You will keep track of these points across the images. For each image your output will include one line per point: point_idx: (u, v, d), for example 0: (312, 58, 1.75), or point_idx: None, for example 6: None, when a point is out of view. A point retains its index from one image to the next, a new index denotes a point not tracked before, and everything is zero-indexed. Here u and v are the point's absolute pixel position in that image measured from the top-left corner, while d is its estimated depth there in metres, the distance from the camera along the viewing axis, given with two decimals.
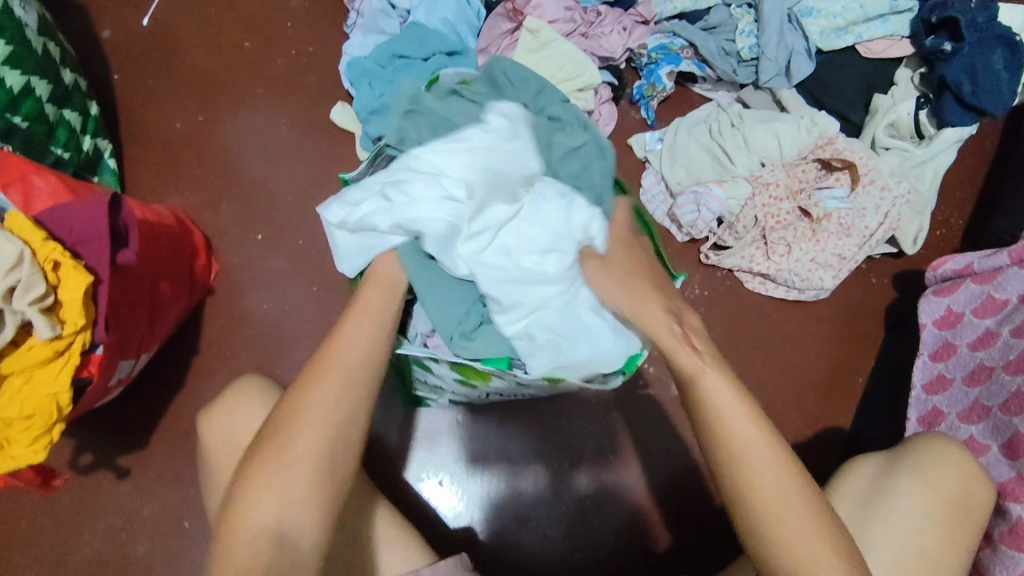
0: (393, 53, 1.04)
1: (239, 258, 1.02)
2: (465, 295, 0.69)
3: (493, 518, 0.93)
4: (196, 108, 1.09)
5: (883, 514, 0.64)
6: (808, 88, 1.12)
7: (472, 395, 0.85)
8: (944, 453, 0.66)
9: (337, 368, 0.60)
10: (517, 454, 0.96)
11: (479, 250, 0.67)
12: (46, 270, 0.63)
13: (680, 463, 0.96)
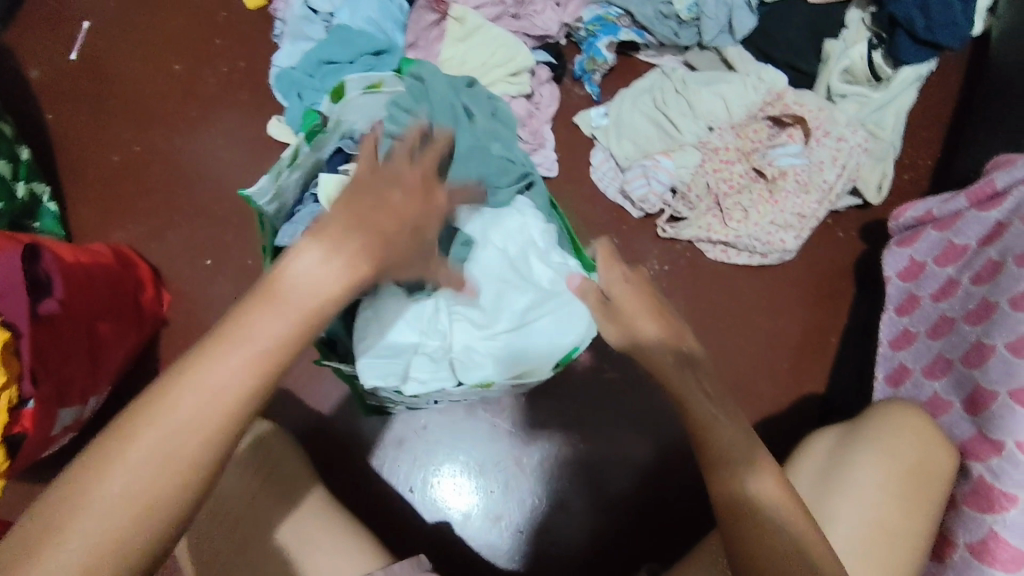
0: (320, 60, 1.02)
1: (191, 286, 1.01)
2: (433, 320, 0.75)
3: (466, 520, 0.92)
4: (131, 138, 1.09)
5: (839, 488, 0.62)
6: (754, 42, 1.07)
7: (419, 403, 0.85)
8: (903, 422, 0.64)
9: (219, 363, 0.41)
10: (487, 453, 0.95)
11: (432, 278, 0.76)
12: None
13: (652, 444, 0.95)
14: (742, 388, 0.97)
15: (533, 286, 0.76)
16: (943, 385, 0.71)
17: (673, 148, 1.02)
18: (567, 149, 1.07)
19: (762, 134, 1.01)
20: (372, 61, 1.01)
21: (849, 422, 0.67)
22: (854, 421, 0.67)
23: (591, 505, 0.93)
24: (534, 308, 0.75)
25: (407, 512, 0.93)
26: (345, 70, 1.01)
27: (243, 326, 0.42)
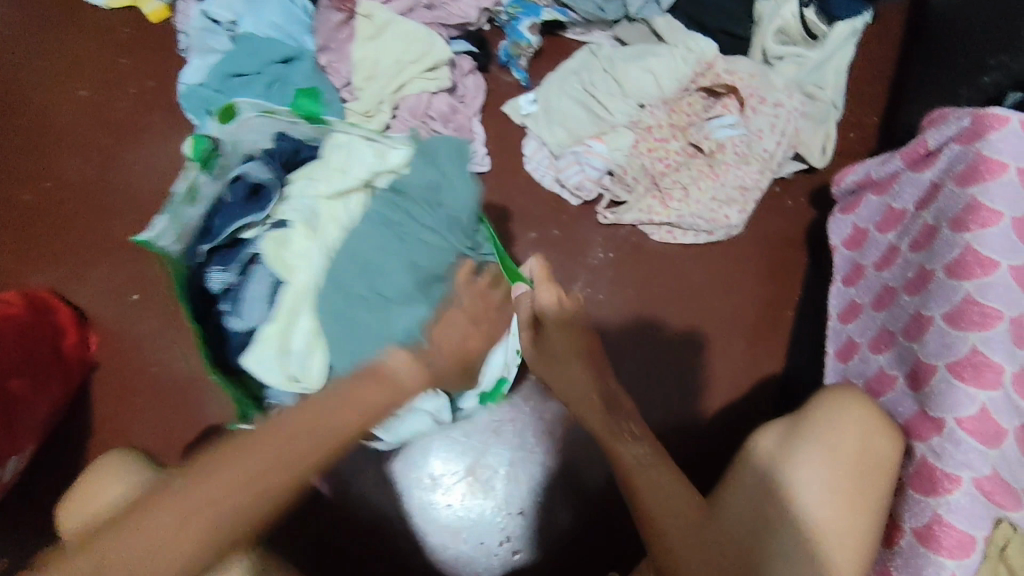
0: (227, 74, 0.96)
1: (117, 325, 0.97)
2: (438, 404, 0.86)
3: (427, 536, 0.90)
4: (41, 174, 1.03)
5: (781, 494, 0.58)
6: (684, 8, 1.01)
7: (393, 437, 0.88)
8: (842, 418, 0.60)
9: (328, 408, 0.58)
10: (444, 464, 0.92)
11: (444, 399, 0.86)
12: None
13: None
14: (698, 375, 0.94)
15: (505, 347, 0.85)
16: (887, 360, 0.70)
17: (607, 131, 0.97)
18: (500, 141, 1.03)
19: (696, 105, 0.97)
20: (281, 70, 0.96)
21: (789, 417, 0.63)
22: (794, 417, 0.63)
23: (555, 510, 0.90)
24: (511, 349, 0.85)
25: (365, 536, 0.90)
26: (253, 82, 0.96)
27: (315, 417, 0.57)
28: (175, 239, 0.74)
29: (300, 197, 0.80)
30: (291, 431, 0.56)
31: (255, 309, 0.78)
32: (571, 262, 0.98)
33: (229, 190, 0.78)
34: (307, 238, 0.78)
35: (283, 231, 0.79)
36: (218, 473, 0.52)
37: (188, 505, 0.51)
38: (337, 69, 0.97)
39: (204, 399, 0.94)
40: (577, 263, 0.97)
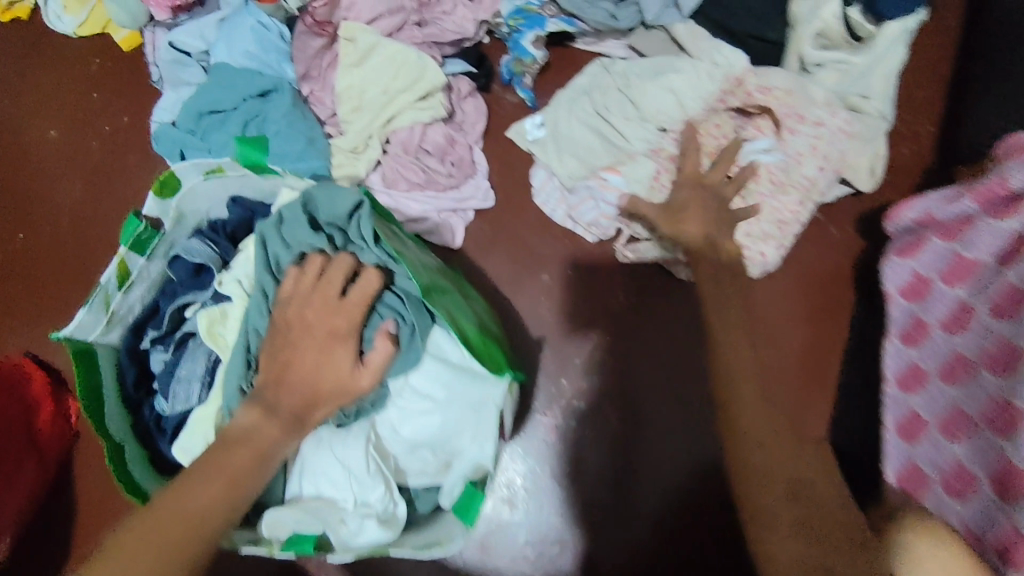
0: (200, 111, 0.87)
1: None
2: (355, 454, 0.65)
3: None
4: (14, 226, 0.96)
5: None
6: (707, 13, 0.88)
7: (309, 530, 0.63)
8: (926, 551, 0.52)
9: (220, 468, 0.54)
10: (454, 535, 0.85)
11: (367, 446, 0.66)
12: None
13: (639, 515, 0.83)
14: None
15: (463, 398, 0.66)
16: (965, 450, 0.62)
17: (625, 161, 0.87)
18: (505, 172, 0.92)
19: (721, 128, 0.86)
20: (258, 105, 0.86)
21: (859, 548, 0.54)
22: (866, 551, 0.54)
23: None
24: (473, 408, 0.66)
25: None
26: (229, 119, 0.87)
27: (181, 494, 0.51)
28: (102, 329, 0.68)
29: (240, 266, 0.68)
30: (174, 501, 0.50)
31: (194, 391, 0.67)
32: (589, 307, 0.88)
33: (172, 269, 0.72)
34: (241, 310, 0.66)
35: (220, 307, 0.67)
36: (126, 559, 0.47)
37: None
38: (321, 100, 0.88)
39: None
40: (594, 308, 0.88)
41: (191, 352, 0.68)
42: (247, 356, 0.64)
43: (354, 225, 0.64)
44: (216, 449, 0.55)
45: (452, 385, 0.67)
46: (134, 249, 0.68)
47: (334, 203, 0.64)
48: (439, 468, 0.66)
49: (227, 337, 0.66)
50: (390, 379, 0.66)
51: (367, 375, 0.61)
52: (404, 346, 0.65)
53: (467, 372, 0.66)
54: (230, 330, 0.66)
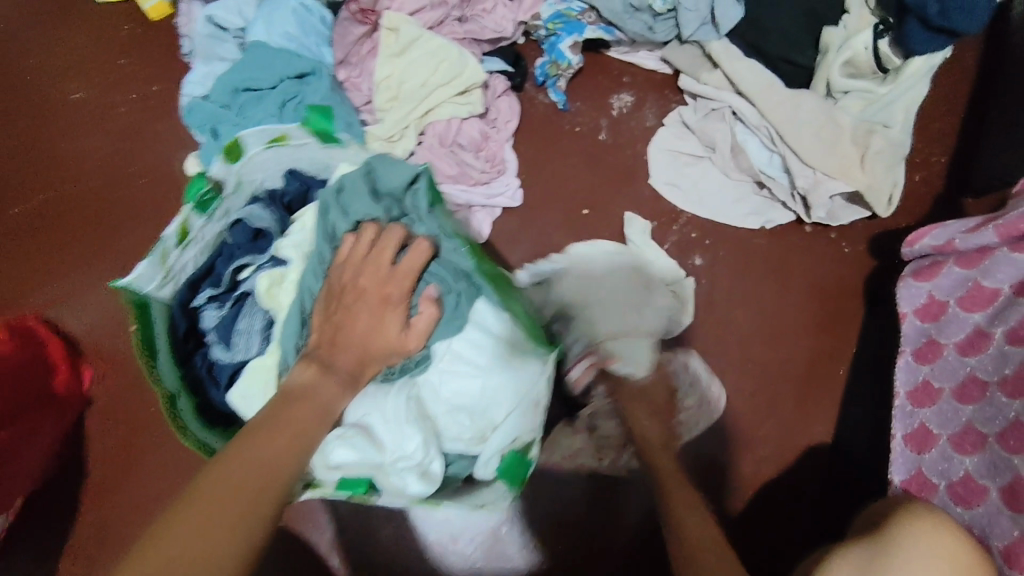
0: (237, 88, 0.87)
1: (114, 358, 0.90)
2: (395, 406, 0.57)
3: None
4: (35, 187, 0.96)
5: None
6: (740, 34, 0.92)
7: (355, 467, 0.54)
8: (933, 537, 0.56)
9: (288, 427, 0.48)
10: None
11: (404, 402, 0.57)
12: None
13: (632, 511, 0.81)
14: (742, 439, 0.86)
15: (515, 366, 0.58)
16: (974, 464, 0.64)
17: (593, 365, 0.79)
18: (535, 170, 0.94)
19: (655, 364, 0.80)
20: (296, 87, 0.86)
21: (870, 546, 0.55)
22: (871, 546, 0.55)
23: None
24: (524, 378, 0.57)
25: None
26: (266, 98, 0.86)
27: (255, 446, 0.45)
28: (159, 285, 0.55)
29: (300, 230, 0.60)
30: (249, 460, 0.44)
31: (252, 344, 0.59)
32: None
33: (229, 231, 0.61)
34: (300, 271, 0.59)
35: (277, 270, 0.59)
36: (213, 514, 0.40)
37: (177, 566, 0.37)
38: (357, 86, 0.88)
39: None
40: None
41: (249, 305, 0.60)
42: (301, 313, 0.57)
43: (410, 197, 0.57)
44: (275, 408, 0.49)
45: (495, 352, 0.58)
46: (195, 208, 0.56)
47: (392, 175, 0.57)
48: (479, 439, 0.58)
49: (276, 306, 0.59)
50: (434, 343, 0.59)
51: (415, 338, 0.55)
52: (449, 311, 0.58)
53: (519, 345, 0.59)
54: (278, 297, 0.59)
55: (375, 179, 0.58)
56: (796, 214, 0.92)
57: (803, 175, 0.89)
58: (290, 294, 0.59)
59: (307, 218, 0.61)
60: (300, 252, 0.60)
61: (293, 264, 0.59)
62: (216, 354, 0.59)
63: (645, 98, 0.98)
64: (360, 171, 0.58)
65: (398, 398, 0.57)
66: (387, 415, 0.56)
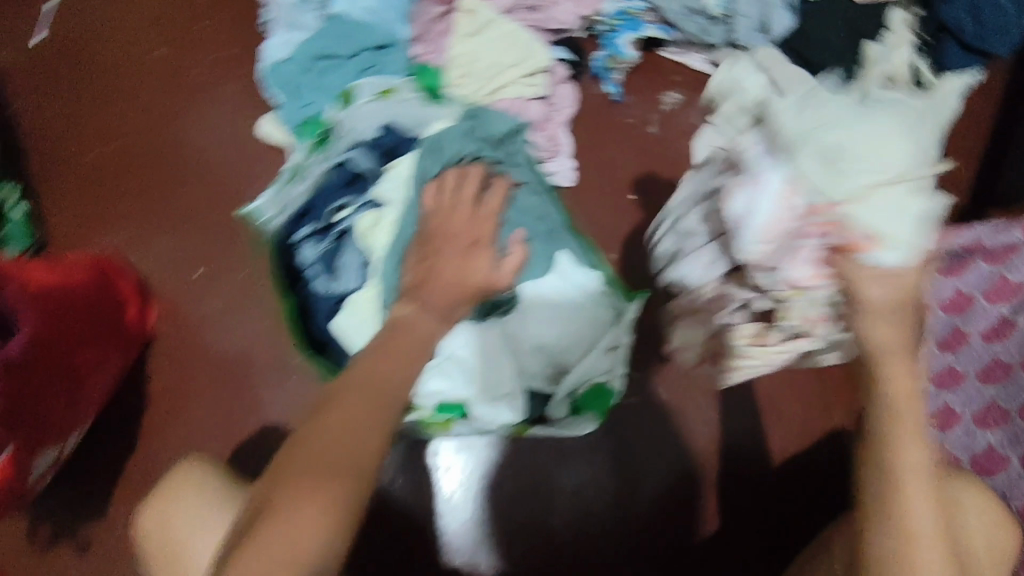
0: (316, 55, 0.92)
1: (183, 301, 0.97)
2: (487, 342, 0.66)
3: (464, 553, 0.88)
4: (114, 135, 1.02)
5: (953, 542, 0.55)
6: (788, 44, 0.99)
7: (455, 393, 0.65)
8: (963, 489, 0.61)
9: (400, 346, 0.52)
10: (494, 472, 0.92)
11: (495, 339, 0.66)
12: None
13: (644, 476, 0.89)
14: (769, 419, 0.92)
15: (592, 317, 0.68)
16: (997, 438, 0.74)
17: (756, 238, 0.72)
18: (588, 155, 1.00)
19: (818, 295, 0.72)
20: (375, 57, 0.92)
21: None
22: None
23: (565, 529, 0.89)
24: (599, 326, 0.68)
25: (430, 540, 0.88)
26: (345, 66, 0.92)
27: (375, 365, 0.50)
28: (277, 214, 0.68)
29: (394, 177, 0.66)
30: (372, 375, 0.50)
31: (351, 278, 0.65)
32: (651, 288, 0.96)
33: (333, 175, 0.68)
34: (397, 217, 0.65)
35: (374, 212, 0.66)
36: (347, 420, 0.47)
37: (326, 462, 0.46)
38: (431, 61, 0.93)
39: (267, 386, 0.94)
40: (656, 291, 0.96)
41: (348, 242, 0.66)
42: (396, 254, 0.63)
43: (511, 143, 0.70)
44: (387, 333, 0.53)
45: (575, 304, 0.68)
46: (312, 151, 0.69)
47: (494, 124, 0.69)
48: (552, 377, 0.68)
49: (373, 245, 0.65)
50: (522, 286, 0.67)
51: (504, 275, 0.60)
52: (536, 254, 0.66)
53: (597, 299, 0.68)
54: (375, 236, 0.65)
55: (473, 129, 0.68)
56: None
57: None
58: (386, 234, 0.65)
59: (403, 167, 0.67)
60: (395, 197, 0.66)
61: (388, 207, 0.65)
62: (319, 285, 0.66)
63: (694, 96, 1.04)
64: (465, 119, 0.68)
65: (492, 333, 0.66)
66: (482, 348, 0.65)
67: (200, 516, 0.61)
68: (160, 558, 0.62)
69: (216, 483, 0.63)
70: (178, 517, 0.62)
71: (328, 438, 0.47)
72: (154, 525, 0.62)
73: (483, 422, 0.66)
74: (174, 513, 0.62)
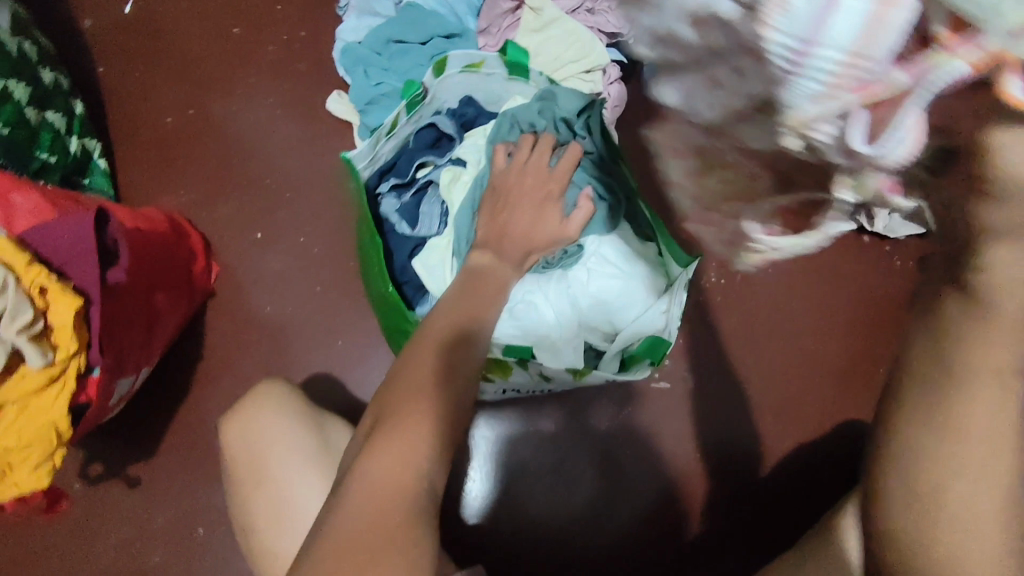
0: (389, 39, 0.99)
1: (241, 260, 1.01)
2: (556, 291, 0.80)
3: (491, 511, 0.96)
4: (185, 100, 1.06)
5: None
6: None
7: (527, 333, 0.79)
8: None
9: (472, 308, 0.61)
10: (523, 441, 0.98)
11: (561, 288, 0.80)
12: (48, 337, 0.61)
13: (626, 483, 0.96)
14: (789, 412, 0.98)
15: (649, 279, 0.79)
16: None
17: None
18: None
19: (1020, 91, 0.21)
20: (444, 45, 0.99)
21: None
22: None
23: (555, 527, 0.95)
24: (654, 287, 0.79)
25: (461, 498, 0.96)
26: (412, 52, 0.99)
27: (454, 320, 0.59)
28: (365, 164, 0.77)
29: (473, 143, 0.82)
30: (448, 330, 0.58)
31: (432, 225, 0.82)
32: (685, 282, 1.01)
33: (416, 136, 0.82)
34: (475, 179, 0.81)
35: (455, 169, 0.81)
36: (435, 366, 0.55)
37: (416, 398, 0.53)
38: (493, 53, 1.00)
39: (317, 346, 0.99)
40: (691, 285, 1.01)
41: (428, 195, 0.83)
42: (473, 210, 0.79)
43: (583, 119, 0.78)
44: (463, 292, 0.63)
45: (635, 266, 0.80)
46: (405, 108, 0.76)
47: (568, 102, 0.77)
48: (610, 337, 0.79)
49: (452, 199, 0.81)
50: (586, 241, 0.80)
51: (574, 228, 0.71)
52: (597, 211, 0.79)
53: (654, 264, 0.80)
54: (453, 192, 0.81)
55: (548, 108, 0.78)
56: (859, 225, 1.00)
57: None
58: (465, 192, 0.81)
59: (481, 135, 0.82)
60: (473, 162, 0.81)
61: (466, 170, 0.81)
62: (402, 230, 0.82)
63: None
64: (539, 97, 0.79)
65: (560, 285, 0.81)
66: (551, 295, 0.80)
67: (279, 431, 0.71)
68: (240, 468, 0.71)
69: (296, 404, 0.74)
70: (259, 432, 0.71)
71: (416, 376, 0.54)
72: (238, 437, 0.72)
73: (548, 364, 0.76)
74: (255, 429, 0.72)
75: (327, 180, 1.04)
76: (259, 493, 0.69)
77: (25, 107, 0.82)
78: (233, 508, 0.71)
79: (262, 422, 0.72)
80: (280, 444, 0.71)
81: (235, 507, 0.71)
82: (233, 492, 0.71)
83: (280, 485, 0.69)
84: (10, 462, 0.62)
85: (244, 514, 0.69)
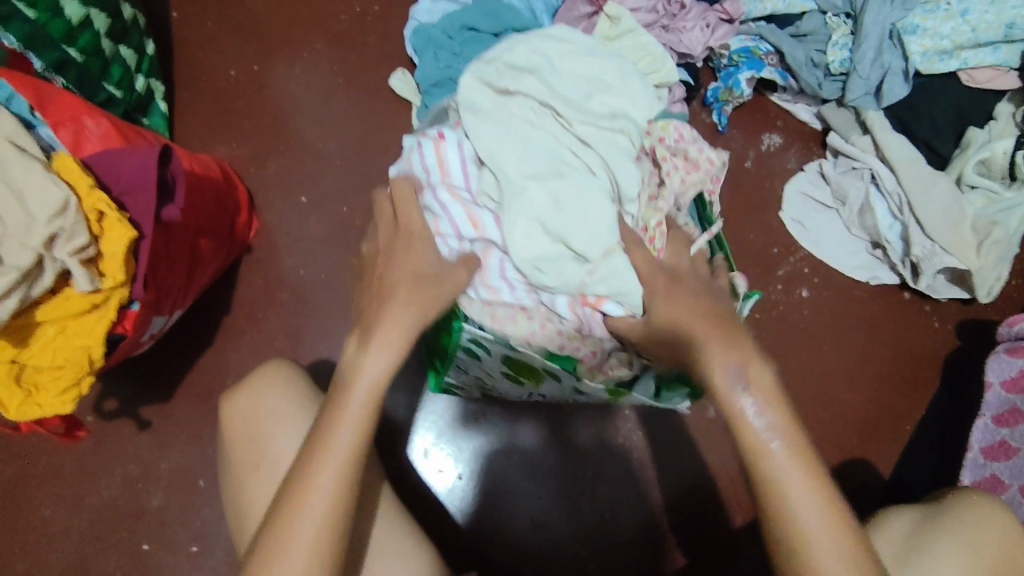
0: (464, 25, 0.98)
1: (281, 219, 1.02)
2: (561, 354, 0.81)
3: (479, 516, 0.94)
4: (251, 55, 1.07)
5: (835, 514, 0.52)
6: (897, 112, 1.03)
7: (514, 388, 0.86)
8: (989, 518, 0.65)
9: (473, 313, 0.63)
10: (516, 450, 0.96)
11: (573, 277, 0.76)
12: (96, 265, 0.62)
13: (603, 499, 0.95)
14: None
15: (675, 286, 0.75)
16: None
17: (565, 284, 0.76)
18: None
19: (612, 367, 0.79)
20: None
21: (925, 506, 0.67)
22: (932, 509, 0.67)
23: (540, 547, 0.93)
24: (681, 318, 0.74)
25: (450, 501, 0.94)
26: (486, 41, 0.98)
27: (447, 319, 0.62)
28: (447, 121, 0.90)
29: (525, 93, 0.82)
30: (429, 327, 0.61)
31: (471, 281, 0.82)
32: None
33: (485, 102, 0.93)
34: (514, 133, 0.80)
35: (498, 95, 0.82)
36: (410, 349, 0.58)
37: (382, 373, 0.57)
38: None
39: (342, 316, 0.99)
40: None
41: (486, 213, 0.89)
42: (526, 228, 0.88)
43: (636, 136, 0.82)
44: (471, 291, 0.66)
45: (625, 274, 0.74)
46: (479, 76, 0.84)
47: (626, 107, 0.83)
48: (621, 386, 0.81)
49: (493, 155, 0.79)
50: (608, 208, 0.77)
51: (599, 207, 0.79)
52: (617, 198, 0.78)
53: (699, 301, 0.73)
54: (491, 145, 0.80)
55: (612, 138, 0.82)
56: (903, 278, 1.03)
57: (921, 245, 0.98)
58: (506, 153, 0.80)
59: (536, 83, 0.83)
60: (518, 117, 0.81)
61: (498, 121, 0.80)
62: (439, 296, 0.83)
63: (792, 143, 1.10)
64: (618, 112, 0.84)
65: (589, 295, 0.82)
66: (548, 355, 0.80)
67: (284, 403, 0.69)
68: (238, 444, 0.68)
69: (302, 389, 0.70)
70: (263, 402, 0.68)
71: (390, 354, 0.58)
72: (241, 412, 0.68)
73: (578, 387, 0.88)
74: (261, 401, 0.68)
75: (378, 154, 1.05)
76: (257, 471, 0.66)
77: (102, 38, 0.83)
78: (223, 476, 0.68)
79: (265, 395, 0.69)
80: (286, 417, 0.68)
81: (227, 475, 0.68)
82: (227, 464, 0.68)
83: (283, 473, 0.66)
84: (37, 382, 0.62)
85: (242, 484, 0.66)
